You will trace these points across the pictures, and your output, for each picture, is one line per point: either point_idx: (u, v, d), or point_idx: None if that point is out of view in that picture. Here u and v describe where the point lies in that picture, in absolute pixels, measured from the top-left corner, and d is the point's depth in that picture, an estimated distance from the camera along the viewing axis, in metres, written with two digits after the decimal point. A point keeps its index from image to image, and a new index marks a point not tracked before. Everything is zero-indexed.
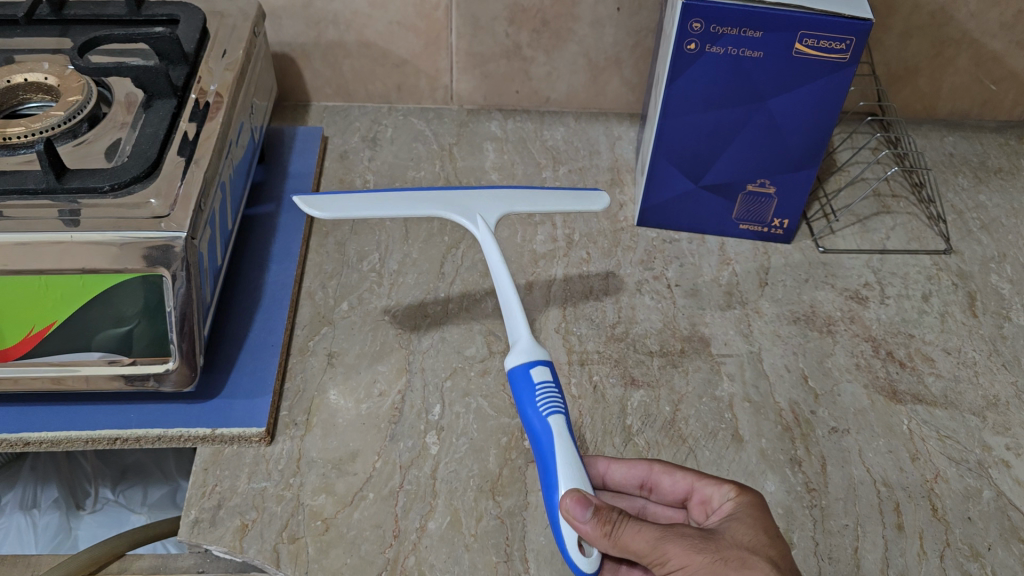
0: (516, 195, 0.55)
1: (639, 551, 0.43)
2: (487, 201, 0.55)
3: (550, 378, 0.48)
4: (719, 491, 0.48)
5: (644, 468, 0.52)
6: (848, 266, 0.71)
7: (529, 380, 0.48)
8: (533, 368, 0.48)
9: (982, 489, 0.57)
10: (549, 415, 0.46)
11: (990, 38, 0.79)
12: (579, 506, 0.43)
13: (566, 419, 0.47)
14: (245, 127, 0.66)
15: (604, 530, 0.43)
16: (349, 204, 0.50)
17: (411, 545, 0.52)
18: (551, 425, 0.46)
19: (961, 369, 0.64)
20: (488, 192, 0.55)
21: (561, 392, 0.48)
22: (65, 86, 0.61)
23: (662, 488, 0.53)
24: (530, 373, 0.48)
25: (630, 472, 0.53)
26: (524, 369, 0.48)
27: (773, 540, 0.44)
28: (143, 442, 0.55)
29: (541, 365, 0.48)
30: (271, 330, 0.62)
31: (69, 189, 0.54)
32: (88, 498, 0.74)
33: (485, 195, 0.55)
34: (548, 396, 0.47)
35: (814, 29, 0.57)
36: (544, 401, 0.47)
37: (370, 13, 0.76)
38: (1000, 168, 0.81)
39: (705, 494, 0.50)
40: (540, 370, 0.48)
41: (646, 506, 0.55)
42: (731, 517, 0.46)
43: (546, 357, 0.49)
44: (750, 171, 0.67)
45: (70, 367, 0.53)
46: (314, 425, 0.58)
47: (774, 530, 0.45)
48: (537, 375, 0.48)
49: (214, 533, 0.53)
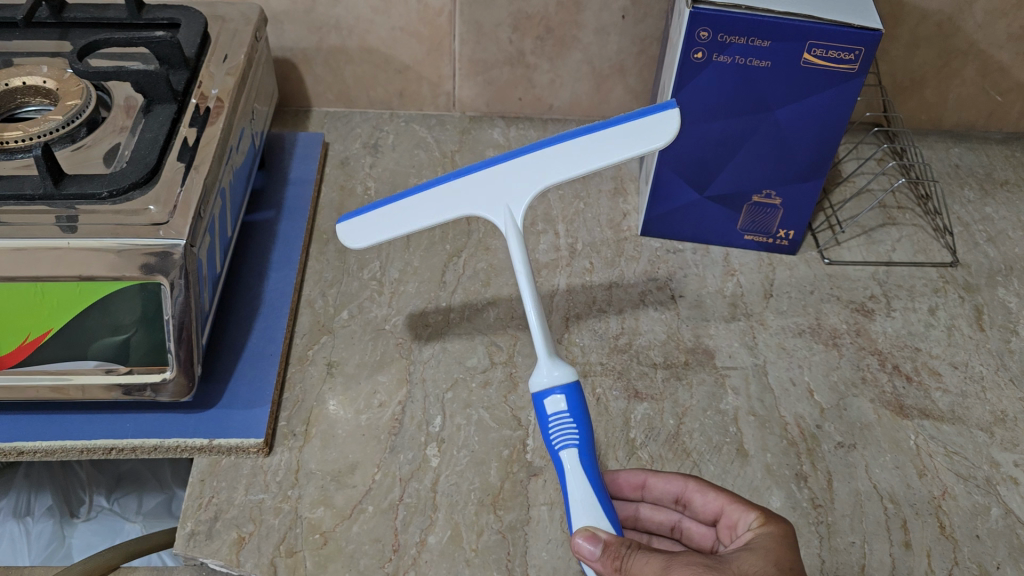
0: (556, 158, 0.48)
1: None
2: (512, 182, 0.49)
3: (566, 409, 0.46)
4: (745, 518, 0.48)
5: (679, 484, 0.52)
6: (853, 278, 0.71)
7: (544, 410, 0.46)
8: (547, 397, 0.46)
9: (990, 507, 0.56)
10: (561, 450, 0.46)
11: (997, 49, 0.78)
12: (591, 542, 0.43)
13: (581, 452, 0.46)
14: (245, 132, 0.65)
15: (614, 564, 0.42)
16: (381, 227, 0.49)
17: (410, 560, 0.52)
18: (562, 461, 0.46)
19: (968, 384, 0.63)
20: (520, 160, 0.48)
21: (577, 421, 0.46)
22: (64, 90, 0.60)
23: (694, 506, 0.52)
24: (545, 403, 0.46)
25: (665, 487, 0.52)
26: (541, 396, 0.46)
27: (784, 572, 0.42)
28: (139, 452, 0.54)
29: (557, 394, 0.46)
30: (270, 338, 0.61)
31: (66, 195, 0.53)
32: (82, 506, 0.73)
33: (512, 168, 0.49)
34: (562, 431, 0.46)
35: (822, 39, 0.56)
36: (556, 434, 0.46)
37: (373, 18, 0.75)
38: (1006, 180, 0.81)
39: (732, 518, 0.49)
40: (558, 399, 0.46)
41: (680, 521, 0.54)
42: (747, 548, 0.44)
43: (571, 381, 0.46)
44: (755, 181, 0.66)
45: (67, 375, 0.52)
46: (313, 436, 0.57)
47: (787, 563, 0.43)
48: (550, 406, 0.46)
49: (210, 546, 0.52)
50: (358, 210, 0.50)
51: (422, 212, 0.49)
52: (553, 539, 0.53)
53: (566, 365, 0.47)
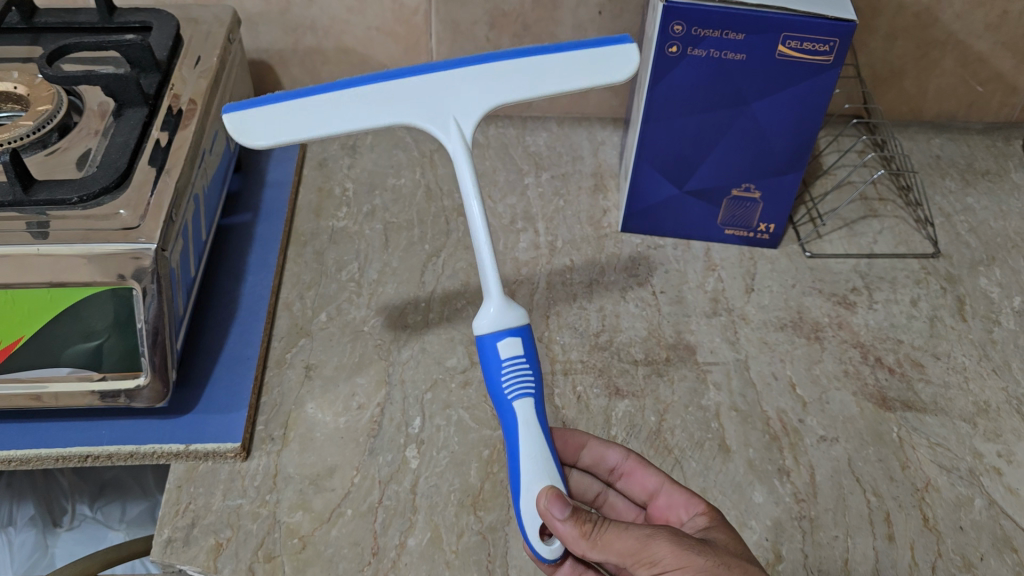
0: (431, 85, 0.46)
1: (626, 551, 0.42)
2: (448, 93, 0.46)
3: (520, 354, 0.45)
4: (688, 504, 0.49)
5: (619, 456, 0.53)
6: (835, 271, 0.70)
7: (496, 354, 0.45)
8: (500, 340, 0.45)
9: (974, 498, 0.56)
10: (515, 399, 0.45)
11: (976, 39, 0.78)
12: (559, 505, 0.43)
13: (535, 401, 0.45)
14: (219, 135, 0.64)
15: (583, 530, 0.42)
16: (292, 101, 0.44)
17: (389, 563, 0.51)
18: (516, 411, 0.45)
19: (950, 375, 0.63)
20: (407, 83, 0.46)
21: (531, 365, 0.45)
22: (34, 96, 0.60)
23: (632, 479, 0.53)
24: (498, 347, 0.45)
25: (606, 454, 0.53)
26: (492, 339, 0.45)
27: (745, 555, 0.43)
28: (115, 459, 0.53)
29: (511, 337, 0.45)
30: (248, 341, 0.60)
31: (36, 201, 0.53)
32: (65, 515, 0.72)
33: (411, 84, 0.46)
34: (517, 375, 0.45)
35: (797, 31, 0.56)
36: (511, 382, 0.45)
37: (348, 18, 0.75)
38: (988, 171, 0.81)
39: (670, 498, 0.50)
40: (509, 343, 0.45)
41: (606, 491, 0.57)
42: (706, 528, 0.45)
43: (520, 327, 0.46)
44: (734, 174, 0.66)
45: (40, 383, 0.51)
46: (291, 440, 0.57)
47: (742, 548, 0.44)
48: (505, 349, 0.45)
49: (187, 553, 0.51)
50: (246, 102, 0.44)
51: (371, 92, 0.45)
52: None
53: (516, 310, 0.46)
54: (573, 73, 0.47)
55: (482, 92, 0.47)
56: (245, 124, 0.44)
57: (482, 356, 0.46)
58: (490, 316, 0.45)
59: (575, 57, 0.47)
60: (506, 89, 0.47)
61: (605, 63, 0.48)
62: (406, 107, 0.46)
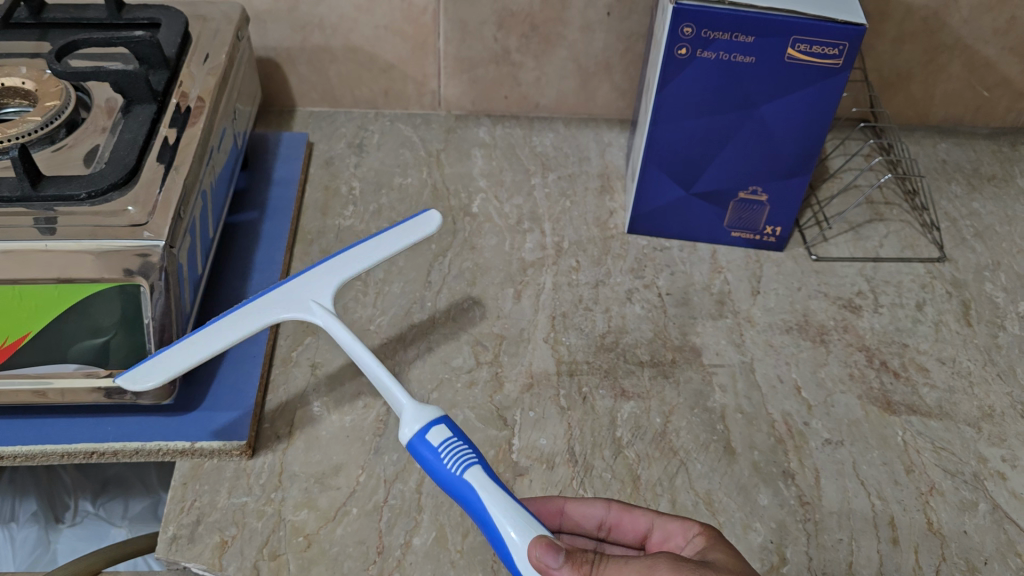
0: (283, 302, 0.52)
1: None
2: (313, 285, 0.53)
3: (452, 435, 0.47)
4: (685, 528, 0.47)
5: (603, 508, 0.51)
6: (841, 274, 0.70)
7: (428, 446, 0.46)
8: (429, 431, 0.47)
9: (978, 502, 0.56)
10: (465, 471, 0.45)
11: (984, 44, 0.78)
12: (552, 552, 0.41)
13: (485, 467, 0.46)
14: (227, 132, 0.64)
15: (583, 571, 0.40)
16: (177, 356, 0.47)
17: (395, 563, 0.51)
18: (468, 482, 0.45)
19: (955, 379, 0.63)
20: (298, 279, 0.54)
21: (467, 443, 0.47)
22: (43, 91, 0.60)
23: (622, 528, 0.51)
24: (428, 438, 0.46)
25: (588, 512, 0.51)
26: (421, 436, 0.47)
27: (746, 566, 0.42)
28: (120, 456, 0.54)
29: (437, 425, 0.47)
30: (254, 339, 0.60)
31: (45, 197, 0.53)
32: (68, 511, 0.72)
33: (300, 281, 0.53)
34: (456, 453, 0.46)
35: (806, 34, 0.56)
36: (453, 457, 0.46)
37: (357, 17, 0.74)
38: (994, 175, 0.81)
39: (665, 530, 0.49)
40: (436, 431, 0.46)
41: (602, 546, 0.53)
42: (706, 549, 0.44)
43: (439, 415, 0.48)
44: (741, 177, 0.66)
45: (46, 379, 0.50)
46: (297, 438, 0.57)
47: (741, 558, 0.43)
48: (435, 436, 0.46)
49: (192, 550, 0.51)
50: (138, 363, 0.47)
51: (235, 318, 0.50)
52: None
53: (432, 406, 0.48)
54: (392, 241, 0.55)
55: (325, 279, 0.54)
56: (135, 374, 0.46)
57: (420, 457, 0.47)
58: (415, 418, 0.47)
59: (390, 233, 0.56)
60: (348, 268, 0.54)
61: (411, 232, 0.56)
62: (275, 306, 0.52)
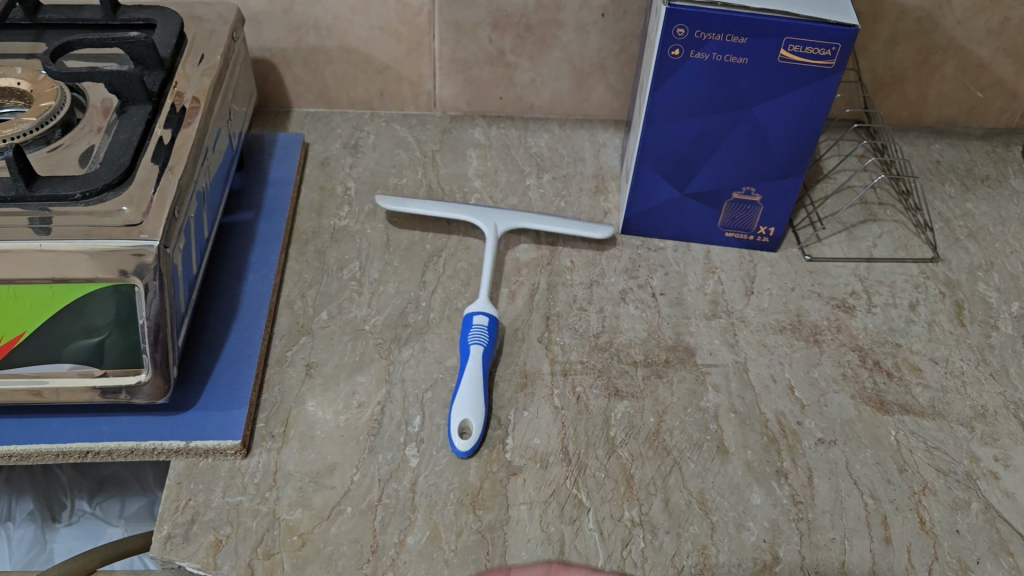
0: (474, 211, 0.70)
1: None
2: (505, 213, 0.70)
3: (484, 325, 0.61)
4: None
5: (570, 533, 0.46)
6: (834, 275, 0.71)
7: (469, 324, 0.61)
8: (476, 315, 0.61)
9: (971, 502, 0.56)
10: (473, 344, 0.60)
11: (977, 45, 0.78)
12: None
13: (483, 353, 0.59)
14: (222, 133, 0.64)
15: None
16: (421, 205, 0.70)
17: (389, 561, 0.51)
18: (470, 351, 0.59)
19: (948, 379, 0.63)
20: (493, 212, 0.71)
21: (489, 342, 0.60)
22: (38, 92, 0.60)
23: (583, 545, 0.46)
24: (474, 318, 0.61)
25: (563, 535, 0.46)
26: (471, 313, 0.62)
27: None
28: (115, 455, 0.54)
29: (482, 316, 0.61)
30: (249, 339, 0.61)
31: (39, 197, 0.53)
32: (64, 510, 0.72)
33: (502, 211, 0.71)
34: (477, 335, 0.60)
35: (799, 35, 0.56)
36: (474, 336, 0.60)
37: (352, 18, 0.75)
38: (988, 176, 0.81)
39: None
40: (479, 317, 0.61)
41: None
42: None
43: (491, 314, 0.62)
44: (735, 178, 0.66)
45: (41, 378, 0.51)
46: (291, 438, 0.57)
47: None
48: (476, 320, 0.61)
49: (186, 550, 0.51)
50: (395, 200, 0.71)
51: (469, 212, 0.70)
52: (533, 539, 0.53)
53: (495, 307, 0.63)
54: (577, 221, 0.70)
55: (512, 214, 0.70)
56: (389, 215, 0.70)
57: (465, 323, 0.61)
58: (484, 309, 0.62)
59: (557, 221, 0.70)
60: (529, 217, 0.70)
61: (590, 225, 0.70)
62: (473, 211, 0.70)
